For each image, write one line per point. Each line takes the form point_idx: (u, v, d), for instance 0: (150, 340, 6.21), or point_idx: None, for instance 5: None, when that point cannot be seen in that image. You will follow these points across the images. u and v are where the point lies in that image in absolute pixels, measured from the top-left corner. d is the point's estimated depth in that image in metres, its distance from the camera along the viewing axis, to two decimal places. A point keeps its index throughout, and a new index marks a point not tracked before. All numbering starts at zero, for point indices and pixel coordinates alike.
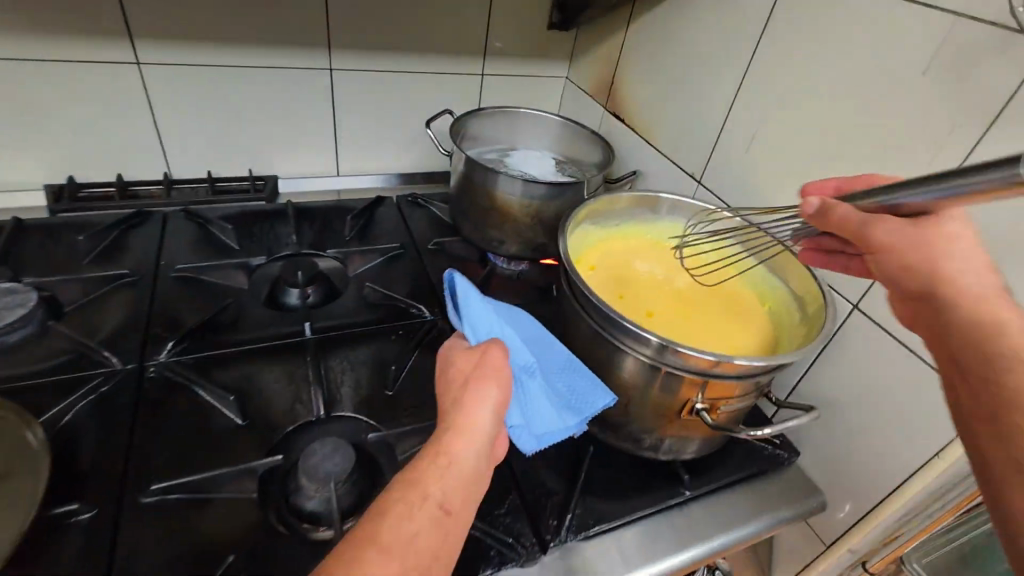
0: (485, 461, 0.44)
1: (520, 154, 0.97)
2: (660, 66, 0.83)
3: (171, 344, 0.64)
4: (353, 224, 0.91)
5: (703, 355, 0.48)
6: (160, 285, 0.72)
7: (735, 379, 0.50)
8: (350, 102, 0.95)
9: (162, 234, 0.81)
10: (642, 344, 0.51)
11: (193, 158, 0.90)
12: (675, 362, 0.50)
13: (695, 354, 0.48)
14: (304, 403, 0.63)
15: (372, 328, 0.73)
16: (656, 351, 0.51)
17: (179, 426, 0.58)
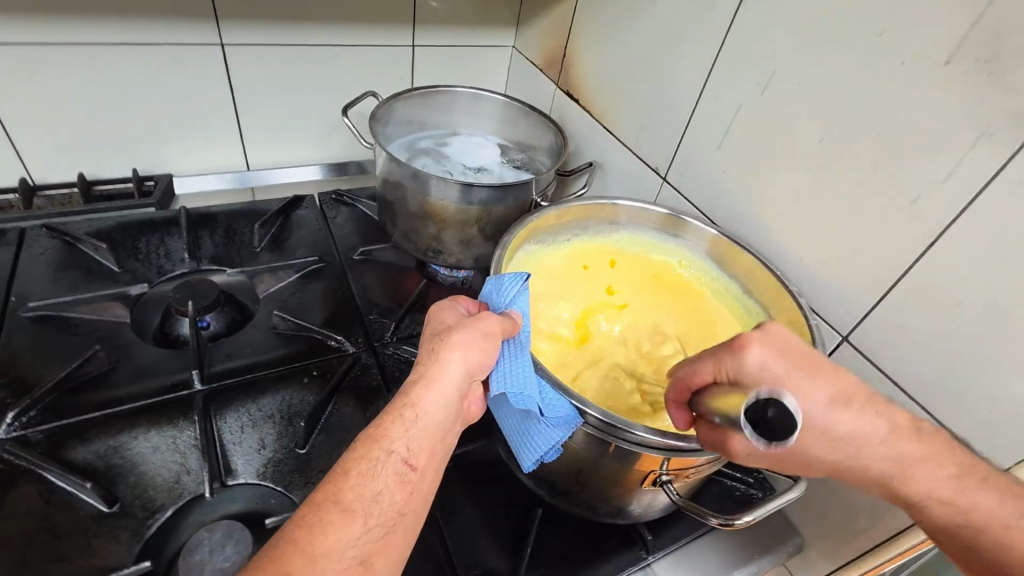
0: (399, 496, 0.34)
1: (460, 140, 0.84)
2: (617, 40, 0.70)
3: (11, 417, 0.51)
4: (264, 232, 0.77)
5: (668, 439, 0.39)
6: (9, 330, 0.59)
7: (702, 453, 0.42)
8: (253, 86, 0.80)
9: (18, 258, 0.66)
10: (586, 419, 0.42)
11: (59, 159, 0.75)
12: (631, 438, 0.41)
13: (657, 437, 0.40)
14: (191, 474, 0.52)
15: (279, 369, 0.61)
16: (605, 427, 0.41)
17: (20, 527, 0.46)
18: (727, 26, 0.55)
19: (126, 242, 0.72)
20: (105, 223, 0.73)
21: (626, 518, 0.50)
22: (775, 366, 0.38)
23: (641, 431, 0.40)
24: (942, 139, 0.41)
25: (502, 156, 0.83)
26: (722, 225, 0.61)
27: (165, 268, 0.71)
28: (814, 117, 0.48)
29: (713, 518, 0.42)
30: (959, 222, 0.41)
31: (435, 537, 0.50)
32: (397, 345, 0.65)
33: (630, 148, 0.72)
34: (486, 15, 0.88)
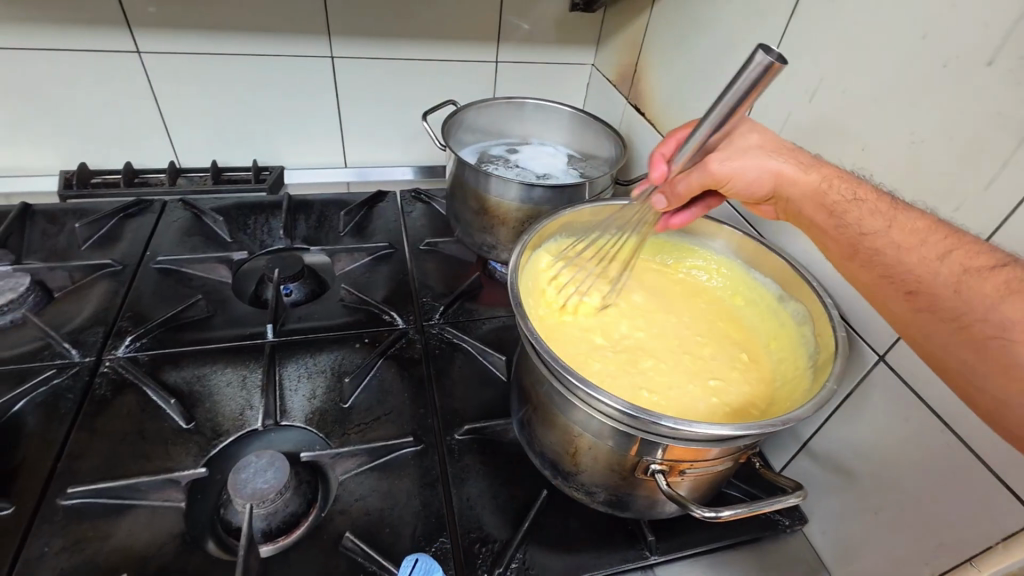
0: None
1: (530, 148, 0.90)
2: (684, 55, 0.72)
3: (129, 340, 0.63)
4: (348, 220, 0.87)
5: (695, 429, 0.40)
6: (141, 278, 0.73)
7: (712, 445, 0.42)
8: (356, 93, 0.92)
9: (157, 224, 0.82)
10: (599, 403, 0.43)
11: (200, 148, 0.91)
12: (657, 431, 0.42)
13: (682, 427, 0.40)
14: (253, 409, 0.60)
15: (340, 332, 0.69)
16: (613, 411, 0.42)
17: (119, 425, 0.57)
18: (782, 31, 0.55)
19: (239, 218, 0.85)
20: (226, 202, 0.87)
21: (626, 512, 0.51)
22: (736, 160, 0.46)
23: (667, 422, 0.40)
24: (985, 143, 0.39)
25: (568, 164, 0.87)
26: (765, 234, 0.61)
27: (266, 242, 0.83)
28: (858, 126, 0.48)
29: (693, 509, 0.43)
30: (1001, 230, 0.38)
31: (443, 498, 0.54)
32: (443, 326, 0.71)
33: None
34: (568, 33, 0.94)
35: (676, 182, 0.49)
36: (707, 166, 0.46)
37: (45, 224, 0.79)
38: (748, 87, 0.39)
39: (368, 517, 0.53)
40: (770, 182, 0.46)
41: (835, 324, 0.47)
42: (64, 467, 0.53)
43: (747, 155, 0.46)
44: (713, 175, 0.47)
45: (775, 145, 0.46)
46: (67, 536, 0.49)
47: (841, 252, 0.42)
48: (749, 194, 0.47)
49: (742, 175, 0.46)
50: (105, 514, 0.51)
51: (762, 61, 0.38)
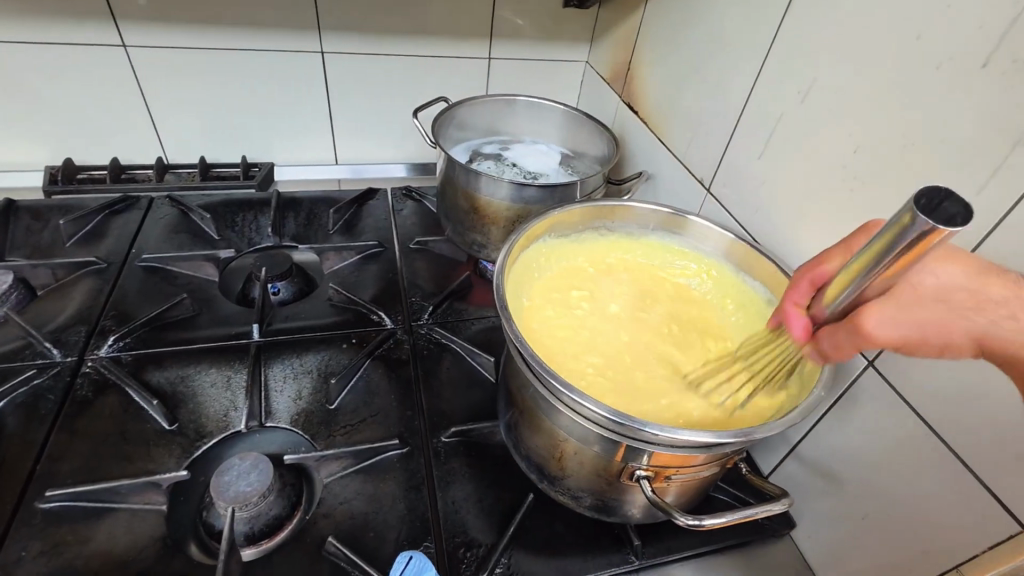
0: None
1: (522, 147, 0.89)
2: (678, 54, 0.71)
3: (112, 340, 0.63)
4: (338, 218, 0.86)
5: (680, 436, 0.39)
6: (126, 276, 0.72)
7: (697, 451, 0.42)
8: (347, 89, 0.91)
9: (143, 221, 0.81)
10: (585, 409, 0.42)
11: (188, 143, 0.90)
12: (642, 438, 0.41)
13: (667, 435, 0.39)
14: (238, 410, 0.60)
15: (327, 332, 0.68)
16: (598, 417, 0.42)
17: (100, 427, 0.56)
18: (775, 30, 0.55)
19: (228, 215, 0.84)
20: (214, 199, 0.86)
21: (611, 516, 0.50)
22: (905, 322, 0.33)
23: (652, 429, 0.40)
24: (975, 146, 0.38)
25: (560, 163, 0.87)
26: (755, 236, 0.60)
27: (255, 240, 0.82)
28: (850, 129, 0.47)
29: (677, 517, 0.42)
30: (993, 236, 0.38)
31: (428, 502, 0.53)
32: (431, 326, 0.71)
33: (682, 159, 0.72)
34: (562, 30, 0.92)
35: (833, 354, 0.36)
36: (865, 333, 0.34)
37: (30, 220, 0.78)
38: (910, 248, 0.28)
39: (352, 520, 0.52)
40: (965, 343, 0.34)
41: None
42: (43, 469, 0.52)
43: (910, 309, 0.33)
44: (868, 336, 0.34)
45: (959, 282, 0.34)
46: (45, 540, 0.48)
47: (1021, 385, 0.33)
48: (935, 355, 0.34)
49: (917, 341, 0.34)
50: (85, 518, 0.50)
51: (928, 224, 0.27)
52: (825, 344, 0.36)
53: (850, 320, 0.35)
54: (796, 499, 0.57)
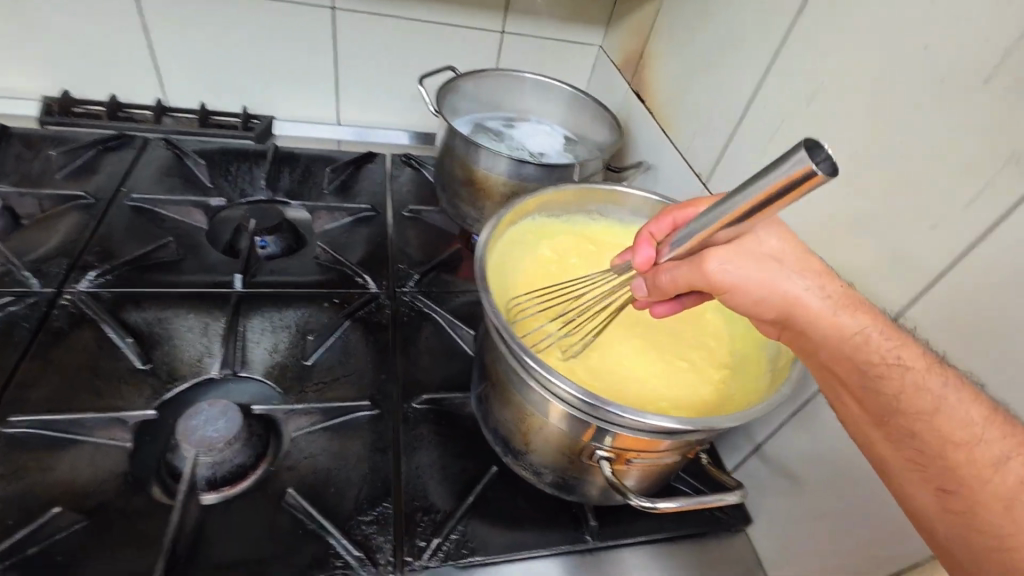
0: None
1: (525, 125, 0.88)
2: (691, 46, 0.70)
3: (92, 275, 0.62)
4: (333, 178, 0.86)
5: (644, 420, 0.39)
6: (113, 213, 0.71)
7: (660, 437, 0.42)
8: (356, 49, 0.89)
9: (136, 160, 0.80)
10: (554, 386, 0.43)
11: (189, 88, 0.89)
12: (608, 419, 0.41)
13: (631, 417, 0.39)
14: (212, 357, 0.60)
15: (310, 290, 0.68)
16: (567, 394, 0.42)
17: (72, 359, 0.56)
18: (788, 29, 0.54)
19: (222, 164, 0.83)
20: (210, 146, 0.85)
21: (571, 495, 0.51)
22: (736, 269, 0.37)
23: (617, 410, 0.40)
24: (971, 161, 0.38)
25: (562, 144, 0.86)
26: None
27: (247, 192, 0.81)
28: (846, 135, 0.47)
29: (632, 500, 0.43)
30: (973, 252, 0.38)
31: (392, 464, 0.54)
32: (415, 293, 0.70)
33: (683, 154, 0.72)
34: (578, 10, 0.91)
35: (661, 278, 0.41)
36: (703, 267, 0.38)
37: (22, 148, 0.77)
38: (776, 190, 0.31)
39: (315, 474, 0.52)
40: (775, 306, 0.38)
41: None
42: (11, 395, 0.52)
43: (743, 257, 0.38)
44: (703, 272, 0.38)
45: (795, 257, 0.38)
46: (6, 464, 0.48)
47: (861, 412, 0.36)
48: (743, 310, 0.39)
49: (746, 287, 0.37)
50: (48, 446, 0.50)
51: (802, 163, 0.29)
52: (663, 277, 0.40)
53: (695, 253, 0.39)
54: (756, 497, 0.57)
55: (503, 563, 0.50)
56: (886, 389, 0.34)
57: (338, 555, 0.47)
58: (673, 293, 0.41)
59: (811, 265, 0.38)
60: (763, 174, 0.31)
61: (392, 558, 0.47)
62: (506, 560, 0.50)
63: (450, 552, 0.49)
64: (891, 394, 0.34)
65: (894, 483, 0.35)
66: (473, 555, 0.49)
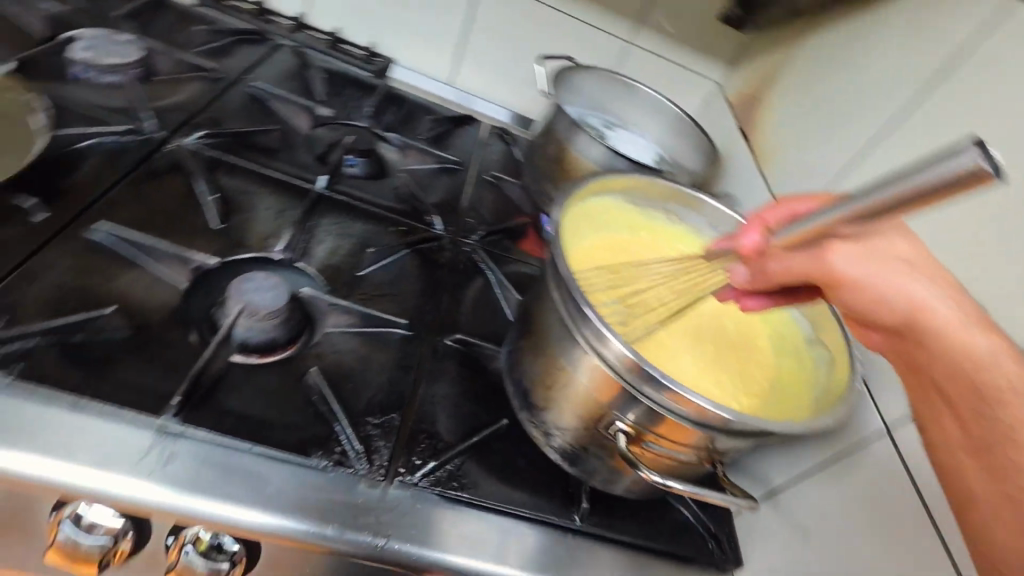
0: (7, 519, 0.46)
1: (623, 133, 0.90)
2: (815, 96, 0.71)
3: (200, 135, 0.66)
4: (431, 128, 0.89)
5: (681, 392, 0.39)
6: (233, 94, 0.76)
7: (688, 424, 0.41)
8: (490, 22, 0.94)
9: (266, 59, 0.85)
10: (599, 342, 0.42)
11: (331, 12, 0.95)
12: (647, 389, 0.40)
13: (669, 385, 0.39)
14: (277, 239, 0.62)
15: (382, 212, 0.71)
16: (611, 354, 0.42)
17: (162, 198, 0.59)
18: (925, 94, 0.56)
19: (338, 85, 0.88)
20: (332, 67, 0.91)
21: (575, 468, 0.49)
22: (862, 265, 0.37)
23: (657, 376, 0.39)
24: None
25: (654, 160, 0.87)
26: None
27: (352, 115, 0.85)
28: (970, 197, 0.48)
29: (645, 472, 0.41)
30: None
31: (411, 385, 0.54)
32: (477, 246, 0.72)
33: (773, 191, 0.73)
34: (707, 42, 0.93)
35: (771, 266, 0.40)
36: (824, 257, 0.38)
37: (174, 18, 0.84)
38: (932, 188, 0.29)
39: (339, 369, 0.53)
40: (901, 313, 0.36)
41: (852, 372, 0.45)
42: (102, 206, 0.55)
43: (864, 255, 0.37)
44: (825, 263, 0.38)
45: (925, 263, 0.38)
46: (77, 262, 0.50)
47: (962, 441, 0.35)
48: (866, 313, 0.38)
49: (869, 286, 0.37)
50: (118, 261, 0.52)
51: (975, 160, 0.28)
52: (773, 265, 0.40)
53: (813, 243, 0.38)
54: (755, 542, 0.55)
55: (489, 512, 0.49)
56: (997, 419, 0.33)
57: (340, 442, 0.47)
58: (780, 282, 0.40)
59: (943, 276, 0.37)
60: (925, 166, 0.29)
61: (384, 468, 0.47)
62: (492, 509, 0.49)
63: (440, 481, 0.49)
64: (1003, 422, 0.33)
65: (976, 513, 0.34)
66: (461, 492, 0.49)
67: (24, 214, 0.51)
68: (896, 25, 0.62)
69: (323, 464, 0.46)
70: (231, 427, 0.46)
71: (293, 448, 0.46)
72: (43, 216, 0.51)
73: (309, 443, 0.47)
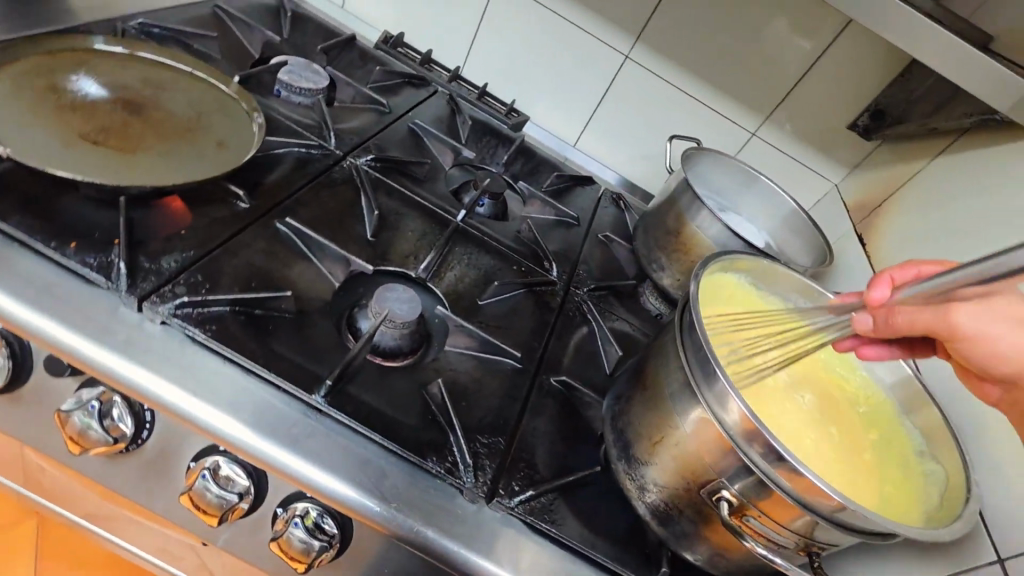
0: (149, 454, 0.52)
1: (737, 219, 0.93)
2: (941, 212, 0.72)
3: (368, 158, 0.76)
4: (555, 182, 0.96)
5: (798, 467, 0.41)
6: (396, 126, 0.87)
7: (797, 504, 0.42)
8: (624, 97, 1.01)
9: (424, 100, 0.97)
10: (722, 405, 0.45)
11: (484, 69, 1.06)
12: (762, 460, 0.43)
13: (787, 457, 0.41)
14: (417, 258, 0.69)
15: (506, 251, 0.77)
16: (733, 421, 0.44)
17: (332, 205, 0.68)
18: None
19: (480, 132, 0.98)
20: (477, 116, 1.01)
21: (662, 530, 0.51)
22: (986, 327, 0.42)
23: (776, 447, 0.42)
24: None
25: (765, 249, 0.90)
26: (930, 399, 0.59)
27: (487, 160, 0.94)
28: None
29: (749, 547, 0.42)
30: None
31: (516, 414, 0.58)
32: (585, 299, 0.76)
33: None
34: (832, 146, 0.96)
35: (896, 317, 0.44)
36: (951, 315, 0.42)
37: (357, 56, 0.97)
38: None
39: (456, 385, 0.58)
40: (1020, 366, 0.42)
41: (969, 495, 0.45)
42: (288, 203, 0.64)
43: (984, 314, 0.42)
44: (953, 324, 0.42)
45: None
46: (264, 246, 0.59)
47: None
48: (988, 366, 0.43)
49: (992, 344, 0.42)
50: (293, 252, 0.61)
51: None
52: (898, 317, 0.44)
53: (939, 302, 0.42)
54: None
55: (572, 552, 0.51)
56: None
57: (451, 452, 0.52)
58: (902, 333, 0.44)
59: None
60: None
61: (487, 487, 0.51)
62: (575, 550, 0.51)
63: (533, 510, 0.52)
64: None
65: None
66: (549, 525, 0.51)
67: (232, 200, 0.60)
68: None
69: (434, 468, 0.50)
70: (365, 417, 0.51)
71: (411, 447, 0.50)
72: (245, 204, 0.61)
73: (425, 446, 0.51)
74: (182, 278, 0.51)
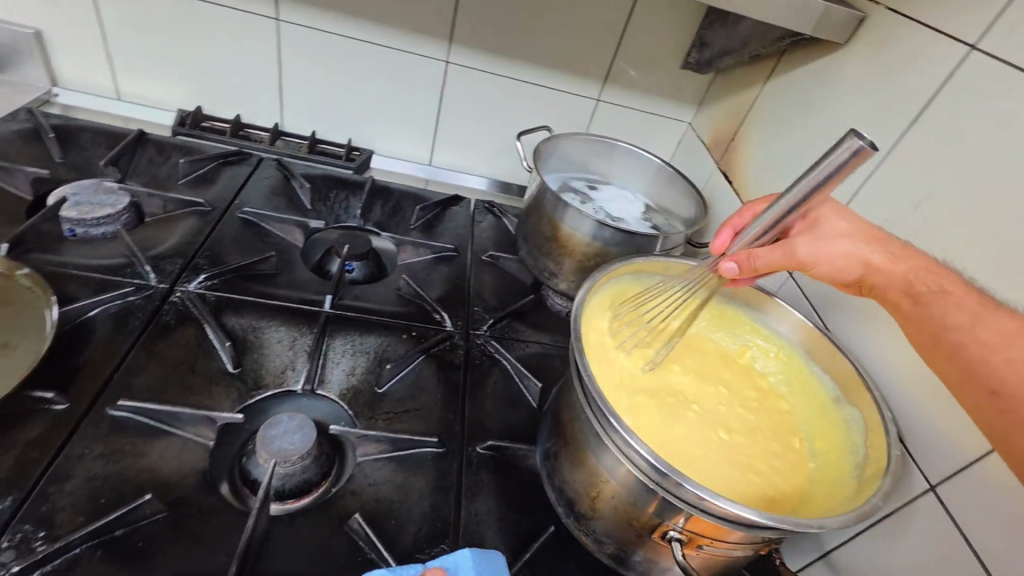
0: None
1: (610, 191, 0.91)
2: (786, 137, 0.73)
3: (202, 278, 0.67)
4: (421, 215, 0.90)
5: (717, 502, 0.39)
6: (226, 222, 0.77)
7: (733, 526, 0.41)
8: (459, 102, 0.95)
9: (250, 177, 0.87)
10: (632, 452, 0.43)
11: (304, 117, 0.96)
12: (687, 498, 0.41)
13: (704, 495, 0.39)
14: (294, 371, 0.62)
15: (390, 320, 0.71)
16: (647, 466, 0.42)
17: (174, 353, 0.59)
18: (895, 140, 0.56)
19: (324, 188, 0.89)
20: (315, 171, 0.92)
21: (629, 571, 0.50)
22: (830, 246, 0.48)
23: (692, 488, 0.40)
24: None
25: (644, 215, 0.89)
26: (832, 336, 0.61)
27: (341, 217, 0.86)
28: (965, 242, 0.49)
29: None
30: None
31: (453, 506, 0.55)
32: (488, 338, 0.72)
33: None
34: (673, 88, 0.95)
35: (755, 256, 0.49)
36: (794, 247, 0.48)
37: (155, 153, 0.85)
38: (837, 166, 0.42)
39: (380, 503, 0.53)
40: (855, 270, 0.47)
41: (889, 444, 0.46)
42: (118, 378, 0.55)
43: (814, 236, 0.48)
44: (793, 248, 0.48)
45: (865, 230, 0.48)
46: (106, 444, 0.51)
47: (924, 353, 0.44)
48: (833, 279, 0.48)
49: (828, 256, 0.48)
50: (143, 434, 0.53)
51: (851, 144, 0.40)
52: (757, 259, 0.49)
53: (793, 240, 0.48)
54: None
55: None
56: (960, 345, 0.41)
57: None
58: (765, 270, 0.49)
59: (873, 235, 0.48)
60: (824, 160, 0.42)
61: None
62: None
63: None
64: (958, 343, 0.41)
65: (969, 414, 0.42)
66: None
67: (44, 408, 0.51)
68: (854, 69, 0.63)
69: None
70: None
71: None
72: (62, 406, 0.52)
73: None
74: (5, 541, 0.43)
